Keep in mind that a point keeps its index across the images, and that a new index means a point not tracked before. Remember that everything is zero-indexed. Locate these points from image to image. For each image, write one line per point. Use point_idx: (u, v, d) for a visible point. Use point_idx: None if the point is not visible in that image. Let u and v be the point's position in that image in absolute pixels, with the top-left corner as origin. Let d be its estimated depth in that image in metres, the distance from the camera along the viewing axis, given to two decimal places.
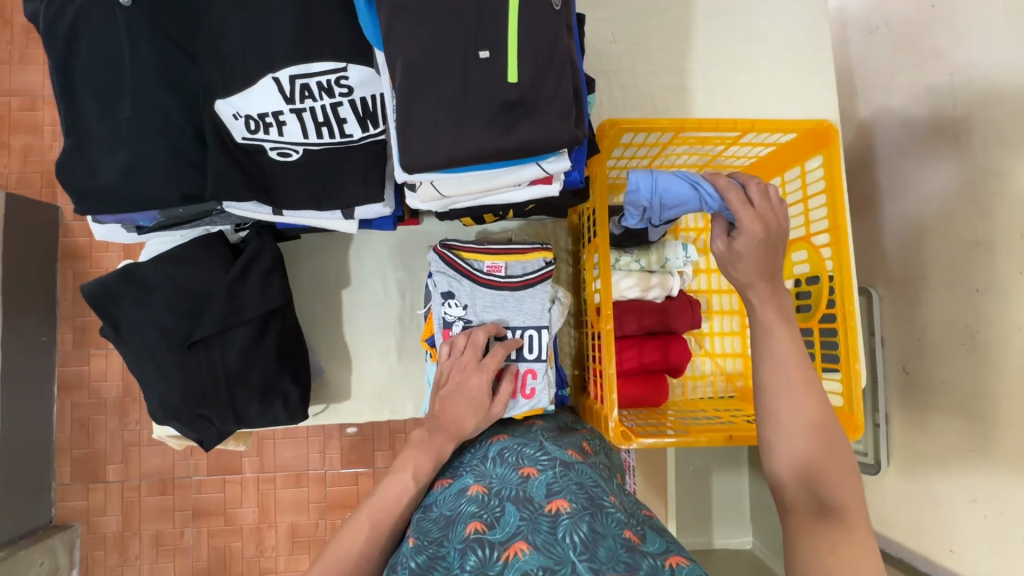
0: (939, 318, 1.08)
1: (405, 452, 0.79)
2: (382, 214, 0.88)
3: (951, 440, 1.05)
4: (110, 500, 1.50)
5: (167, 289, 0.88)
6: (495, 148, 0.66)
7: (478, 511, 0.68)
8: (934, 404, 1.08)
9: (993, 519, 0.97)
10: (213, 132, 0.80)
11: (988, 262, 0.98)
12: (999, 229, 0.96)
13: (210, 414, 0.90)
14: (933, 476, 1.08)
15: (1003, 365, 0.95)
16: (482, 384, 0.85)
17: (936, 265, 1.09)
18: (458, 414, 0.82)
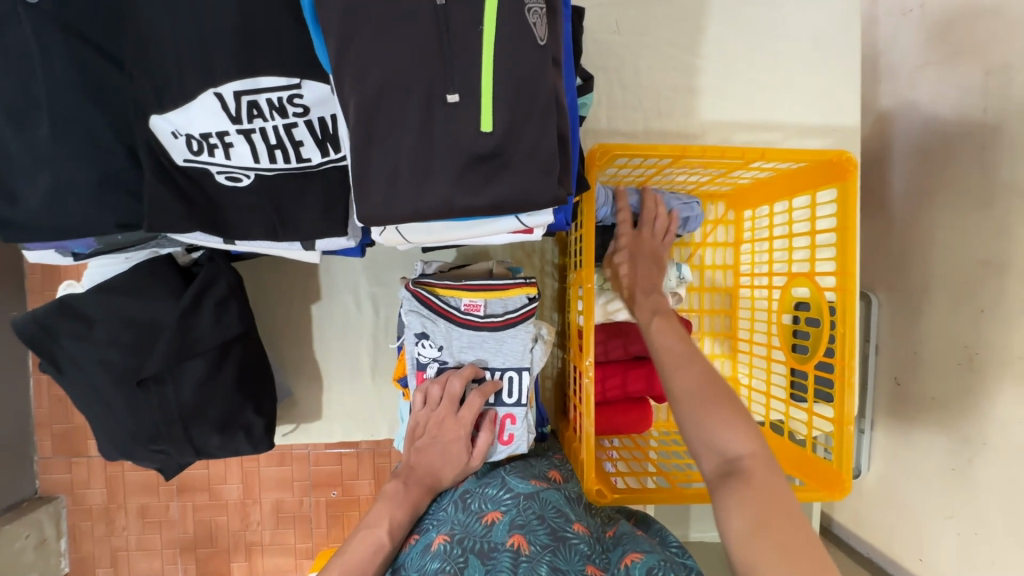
0: (938, 336, 1.01)
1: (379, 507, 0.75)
2: (347, 246, 0.79)
3: (934, 457, 1.02)
4: (93, 474, 1.48)
5: (112, 322, 0.81)
6: (465, 207, 0.57)
7: (443, 566, 0.66)
8: (923, 416, 1.04)
9: (965, 538, 0.97)
10: (148, 155, 0.70)
11: (999, 286, 0.91)
12: (1015, 250, 0.89)
13: (165, 449, 0.85)
14: (911, 486, 1.07)
15: (999, 394, 0.91)
16: (458, 440, 0.82)
17: (943, 280, 1.01)
18: (434, 469, 0.81)
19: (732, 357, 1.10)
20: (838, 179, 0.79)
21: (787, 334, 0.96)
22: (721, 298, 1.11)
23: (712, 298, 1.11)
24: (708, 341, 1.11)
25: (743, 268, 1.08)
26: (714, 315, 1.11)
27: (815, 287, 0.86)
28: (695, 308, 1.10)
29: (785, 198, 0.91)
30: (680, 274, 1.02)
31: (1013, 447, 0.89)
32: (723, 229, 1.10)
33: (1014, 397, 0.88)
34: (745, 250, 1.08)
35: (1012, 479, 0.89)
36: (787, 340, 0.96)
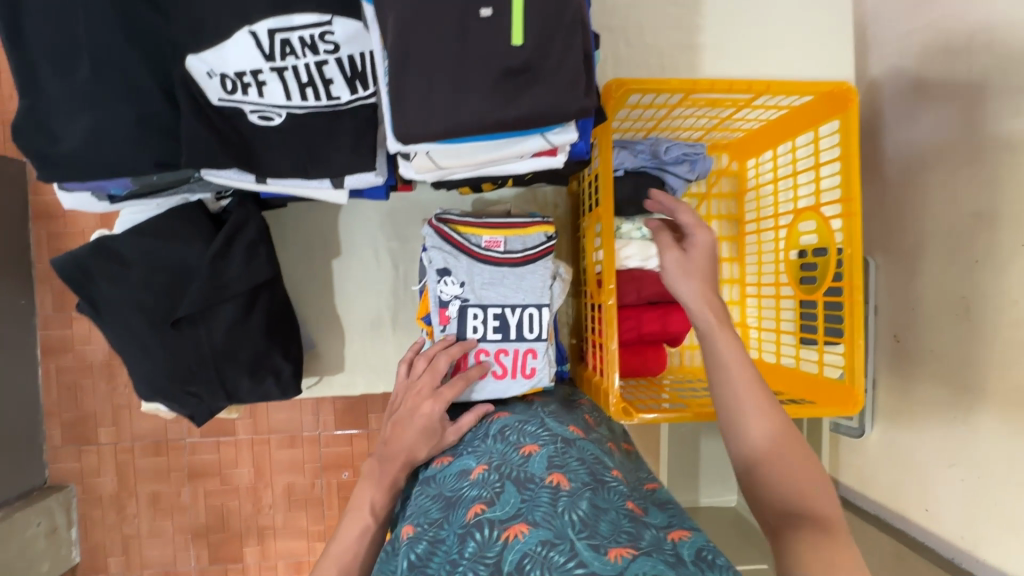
0: (929, 293, 1.01)
1: (360, 489, 0.76)
2: (374, 183, 0.82)
3: (934, 409, 1.00)
4: (104, 462, 1.49)
5: (145, 265, 0.84)
6: (498, 119, 0.60)
7: (480, 492, 0.66)
8: (918, 373, 1.04)
9: (968, 484, 0.94)
10: (184, 93, 0.71)
11: (990, 237, 0.89)
12: (1002, 200, 0.87)
13: (198, 391, 0.88)
14: (911, 442, 1.05)
15: (995, 338, 0.89)
16: (433, 415, 0.79)
17: (934, 236, 1.00)
18: (406, 444, 0.76)
19: (739, 304, 1.12)
20: (841, 110, 0.84)
21: (795, 270, 1.00)
22: (727, 246, 1.14)
23: (720, 247, 1.15)
24: (718, 289, 1.14)
25: (749, 216, 1.12)
26: (723, 263, 1.14)
27: (822, 218, 0.90)
28: None
29: (789, 137, 0.96)
30: None
31: (1014, 394, 0.86)
32: (727, 179, 1.14)
33: (1014, 341, 0.86)
34: (750, 198, 1.12)
35: (1013, 426, 0.87)
36: (794, 275, 1.00)
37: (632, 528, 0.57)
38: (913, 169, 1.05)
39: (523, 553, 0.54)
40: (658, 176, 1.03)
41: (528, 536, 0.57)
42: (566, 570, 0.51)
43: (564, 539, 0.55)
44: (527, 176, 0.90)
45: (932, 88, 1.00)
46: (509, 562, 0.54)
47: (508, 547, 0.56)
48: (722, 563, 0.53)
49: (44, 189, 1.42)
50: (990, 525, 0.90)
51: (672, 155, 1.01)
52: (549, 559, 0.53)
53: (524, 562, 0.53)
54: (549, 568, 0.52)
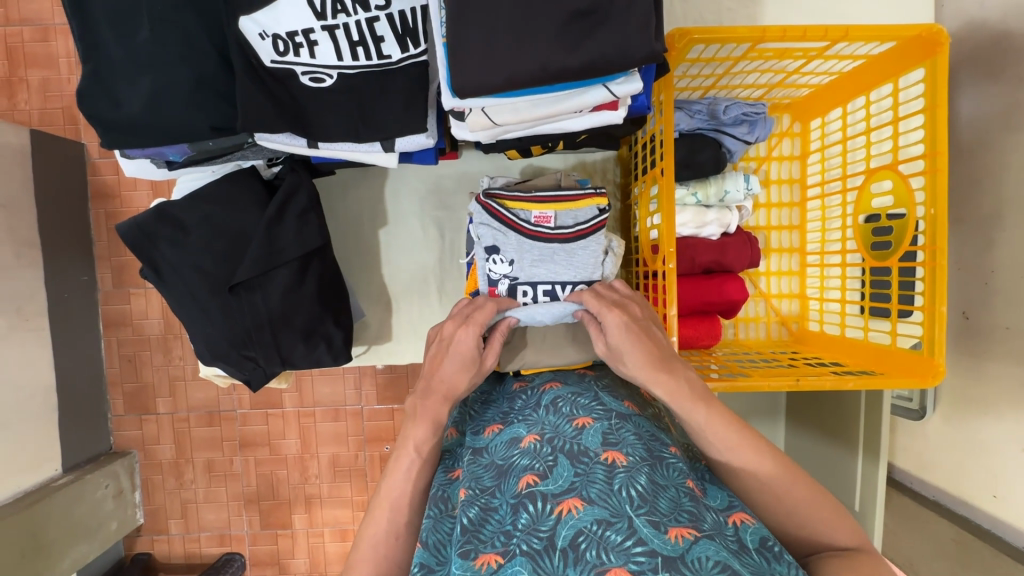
0: (1013, 263, 0.92)
1: (406, 428, 0.73)
2: (425, 145, 0.81)
3: (1010, 389, 0.93)
4: (163, 430, 1.57)
5: (204, 230, 0.86)
6: (560, 66, 0.57)
7: (531, 464, 0.66)
8: (994, 351, 0.95)
9: None
10: (238, 54, 0.71)
11: None
12: None
13: (255, 355, 0.90)
14: (982, 425, 0.98)
15: None
16: (469, 339, 0.77)
17: (1016, 201, 0.91)
18: (446, 379, 0.75)
19: (800, 275, 1.08)
20: (929, 55, 0.76)
21: (864, 234, 0.94)
22: (788, 213, 1.08)
23: (779, 214, 1.09)
24: (776, 258, 1.09)
25: (811, 180, 1.06)
26: (782, 231, 1.08)
27: (901, 176, 0.83)
28: (762, 224, 1.08)
29: (868, 90, 0.89)
30: (746, 184, 1.01)
31: None
32: (788, 142, 1.07)
33: None
34: (813, 161, 1.05)
35: None
36: (864, 241, 0.94)
37: (691, 506, 0.58)
38: (990, 130, 0.95)
39: (577, 530, 0.56)
40: (715, 139, 0.98)
41: (582, 513, 0.57)
42: (624, 550, 0.53)
43: (621, 517, 0.56)
44: (579, 137, 0.86)
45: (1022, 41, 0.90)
46: (563, 538, 0.55)
47: (561, 522, 0.57)
48: (783, 557, 0.55)
49: (101, 167, 1.47)
50: None
51: (732, 115, 0.95)
52: (605, 538, 0.54)
53: (579, 539, 0.55)
54: (606, 548, 0.53)
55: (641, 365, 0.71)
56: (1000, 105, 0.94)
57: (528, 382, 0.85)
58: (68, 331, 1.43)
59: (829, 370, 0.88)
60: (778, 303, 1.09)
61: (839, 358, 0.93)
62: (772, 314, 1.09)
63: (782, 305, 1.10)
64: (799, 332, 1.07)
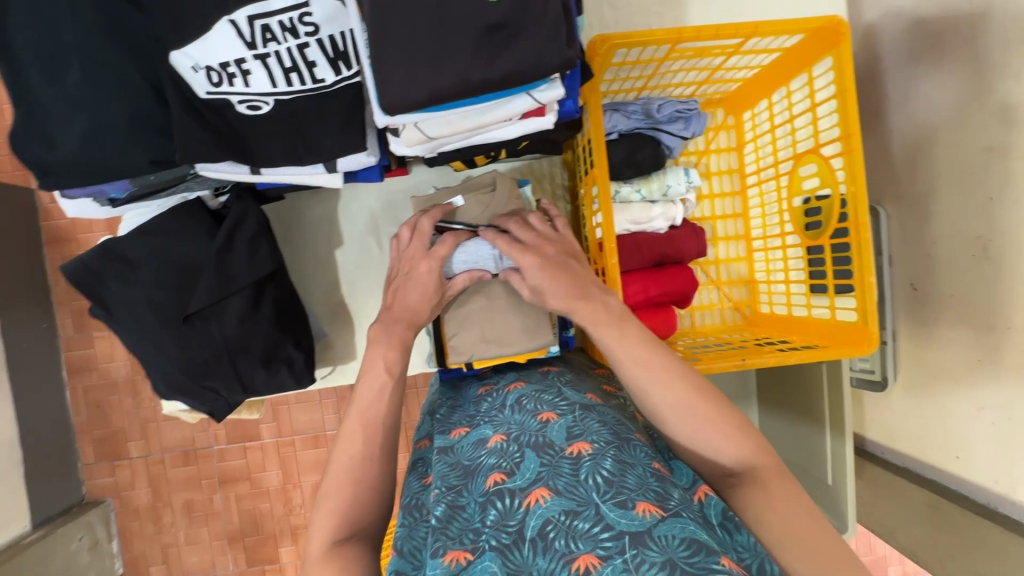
0: (949, 233, 0.97)
1: (370, 354, 0.76)
2: (367, 163, 0.83)
3: (958, 353, 0.97)
4: (137, 475, 1.53)
5: (153, 264, 0.86)
6: (481, 80, 0.60)
7: (498, 462, 0.66)
8: (942, 318, 1.00)
9: (1000, 427, 0.92)
10: (172, 88, 0.73)
11: (1003, 171, 0.87)
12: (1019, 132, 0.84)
13: (215, 385, 0.90)
14: (941, 390, 1.02)
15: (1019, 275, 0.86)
16: (432, 267, 0.82)
17: (947, 175, 0.97)
18: (411, 304, 0.81)
19: (747, 260, 1.12)
20: (834, 45, 0.81)
21: (799, 216, 0.98)
22: (730, 202, 1.13)
23: (722, 204, 1.13)
24: (723, 246, 1.14)
25: (748, 169, 1.11)
26: (727, 220, 1.13)
27: (823, 159, 0.88)
28: (707, 214, 1.12)
29: (785, 82, 0.94)
30: (687, 177, 1.04)
31: None
32: (724, 135, 1.13)
33: None
34: (749, 151, 1.11)
35: None
36: (800, 222, 0.97)
37: (659, 485, 0.61)
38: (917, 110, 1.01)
39: (545, 519, 0.57)
40: (653, 136, 1.01)
41: (550, 502, 0.59)
42: (593, 536, 0.54)
43: (587, 505, 0.58)
44: (520, 145, 0.89)
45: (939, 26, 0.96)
46: (532, 529, 0.57)
47: (529, 514, 0.58)
48: (744, 529, 0.60)
49: (53, 212, 1.44)
50: None
51: (666, 113, 0.98)
52: (572, 526, 0.56)
53: (547, 529, 0.56)
54: (574, 536, 0.55)
55: (558, 296, 0.77)
56: (926, 88, 1.00)
57: (492, 386, 0.88)
58: (29, 382, 1.39)
59: (776, 348, 0.92)
60: (730, 289, 1.13)
61: (787, 336, 0.97)
62: (725, 301, 1.13)
63: (733, 292, 1.13)
64: (751, 315, 1.11)
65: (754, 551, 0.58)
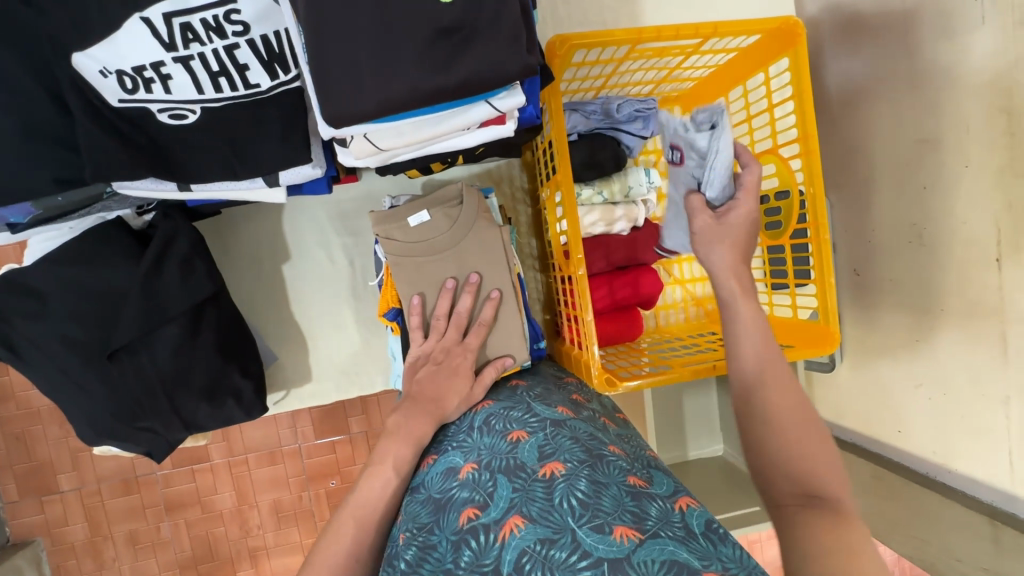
0: (887, 222, 0.96)
1: (381, 446, 0.74)
2: (313, 175, 0.76)
3: (898, 333, 0.97)
4: (71, 510, 1.40)
5: (67, 295, 0.76)
6: (435, 89, 0.55)
7: (470, 495, 0.64)
8: (885, 302, 0.99)
9: (936, 402, 0.92)
10: (74, 95, 0.63)
11: (935, 161, 0.86)
12: (949, 121, 0.83)
13: (152, 426, 0.81)
14: (883, 369, 1.01)
15: (953, 261, 0.86)
16: (465, 361, 0.81)
17: (885, 162, 0.95)
18: (439, 394, 0.78)
19: None
20: (790, 46, 0.81)
21: (759, 216, 0.99)
22: None
23: None
24: None
25: None
26: None
27: (782, 159, 0.89)
28: (668, 214, 1.12)
29: (742, 82, 0.94)
30: (648, 178, 1.03)
31: (977, 309, 0.83)
32: None
33: (968, 259, 0.83)
34: None
35: (977, 347, 0.84)
36: None
37: (635, 504, 0.58)
38: None
39: (521, 552, 0.55)
40: (612, 136, 0.99)
41: (524, 532, 0.57)
42: (571, 566, 0.52)
43: (564, 532, 0.56)
44: (477, 150, 0.85)
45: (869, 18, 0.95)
46: (508, 564, 0.55)
47: (504, 548, 0.56)
48: (729, 540, 0.56)
49: None
50: (971, 444, 0.88)
51: (625, 113, 0.95)
52: (549, 557, 0.54)
53: (523, 561, 0.54)
54: (551, 567, 0.53)
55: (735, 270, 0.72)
56: None
57: None
58: None
59: None
60: (692, 287, 1.14)
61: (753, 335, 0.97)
62: (688, 299, 1.14)
63: (695, 289, 1.14)
64: (713, 312, 1.13)
65: (743, 564, 0.53)
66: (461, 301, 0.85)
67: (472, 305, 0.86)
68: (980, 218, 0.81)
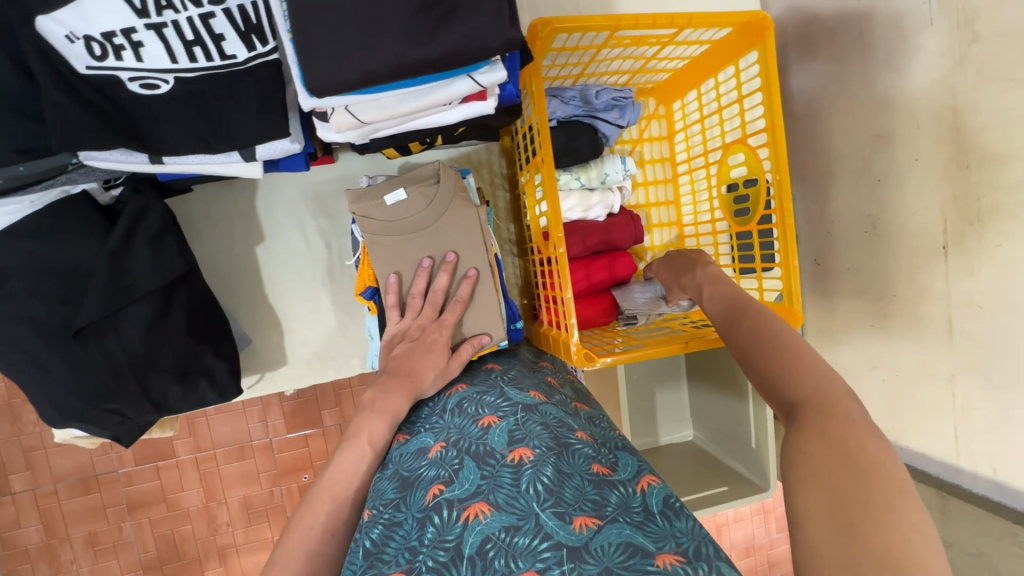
0: (846, 211, 1.01)
1: (359, 419, 0.73)
2: (291, 150, 0.75)
3: (854, 319, 1.03)
4: (24, 511, 1.35)
5: (28, 274, 0.73)
6: (417, 59, 0.55)
7: (438, 473, 0.65)
8: (841, 289, 1.04)
9: (889, 382, 0.98)
10: (39, 61, 0.61)
11: (889, 154, 0.91)
12: (901, 116, 0.88)
13: (120, 408, 0.79)
14: (836, 347, 1.08)
15: (902, 250, 0.91)
16: (441, 337, 0.81)
17: (843, 160, 1.00)
18: (414, 369, 0.77)
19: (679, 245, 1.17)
20: (759, 40, 0.85)
21: (728, 204, 1.03)
22: (663, 190, 1.18)
23: (656, 191, 1.17)
24: (658, 232, 1.18)
25: (679, 158, 1.15)
26: (660, 207, 1.17)
27: (750, 149, 0.93)
28: (642, 202, 1.16)
29: (714, 77, 0.98)
30: (623, 166, 1.06)
31: (925, 291, 0.88)
32: (656, 124, 1.16)
33: (917, 247, 0.89)
34: (679, 141, 1.15)
35: (924, 327, 0.90)
36: (728, 209, 1.03)
37: (597, 493, 0.59)
38: None
39: (485, 536, 0.56)
40: (590, 124, 1.01)
41: (489, 518, 0.57)
42: (532, 551, 0.53)
43: (528, 518, 0.56)
44: (457, 130, 0.85)
45: (827, 22, 0.99)
46: (470, 546, 0.55)
47: (468, 529, 0.57)
48: (684, 513, 0.58)
49: None
50: (917, 417, 0.94)
51: (603, 101, 0.98)
52: (512, 543, 0.54)
53: (486, 546, 0.55)
54: (513, 553, 0.54)
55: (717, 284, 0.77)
56: None
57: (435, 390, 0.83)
58: None
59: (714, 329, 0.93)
60: None
61: None
62: None
63: None
64: None
65: (693, 533, 0.55)
66: (439, 275, 0.86)
67: (448, 283, 0.87)
68: (928, 211, 0.86)
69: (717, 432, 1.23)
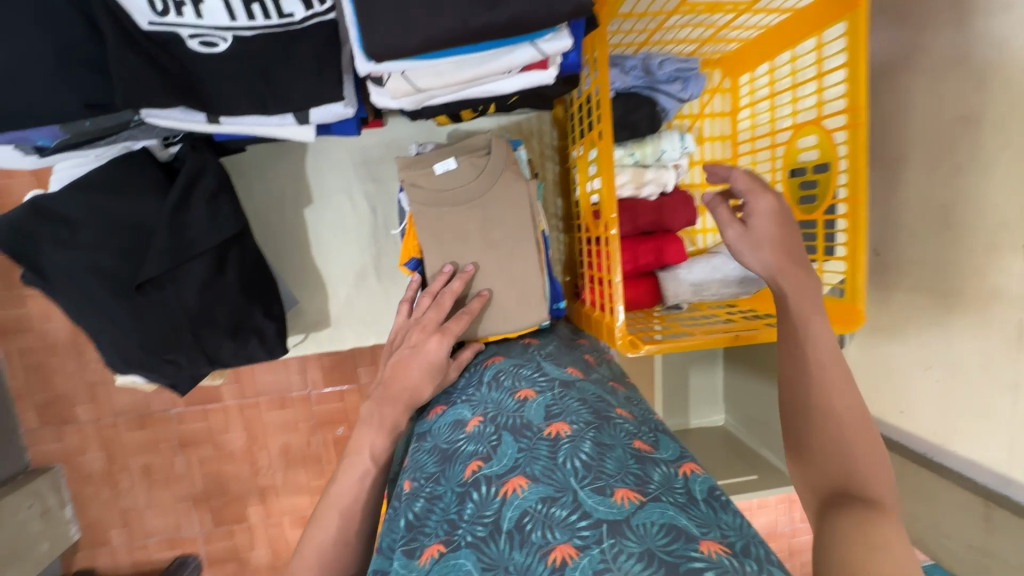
0: (917, 198, 0.92)
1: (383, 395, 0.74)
2: (343, 115, 0.74)
3: (914, 315, 0.94)
4: (88, 440, 1.46)
5: (93, 225, 0.76)
6: (481, 25, 0.53)
7: (476, 448, 0.64)
8: (902, 283, 0.97)
9: (944, 384, 0.91)
10: (104, 15, 0.61)
11: (974, 140, 0.82)
12: (992, 98, 0.79)
13: (177, 359, 0.82)
14: (887, 348, 1.03)
15: (975, 247, 0.83)
16: (440, 348, 0.76)
17: (919, 142, 0.91)
18: (409, 377, 0.73)
19: None
20: (849, 10, 0.77)
21: (793, 188, 0.96)
22: None
23: None
24: (711, 215, 1.12)
25: (741, 136, 1.09)
26: (715, 188, 1.11)
27: (826, 131, 0.86)
28: (697, 182, 1.10)
29: (792, 45, 0.90)
30: (682, 143, 1.00)
31: (999, 293, 0.81)
32: (719, 99, 1.09)
33: (992, 246, 0.81)
34: (743, 117, 1.08)
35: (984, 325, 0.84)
36: (792, 194, 0.97)
37: (639, 468, 0.56)
38: None
39: (523, 511, 0.54)
40: (649, 97, 0.96)
41: (526, 492, 0.55)
42: (570, 525, 0.51)
43: (565, 491, 0.54)
44: (510, 99, 0.82)
45: None
46: (508, 520, 0.54)
47: (505, 504, 0.55)
48: (731, 508, 0.54)
49: None
50: (970, 431, 0.88)
51: (666, 70, 0.93)
52: (550, 515, 0.52)
53: (523, 520, 0.53)
54: (551, 525, 0.51)
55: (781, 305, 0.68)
56: None
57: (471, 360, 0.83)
58: None
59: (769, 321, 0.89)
60: None
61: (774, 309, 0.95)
62: None
63: None
64: None
65: (742, 531, 0.51)
66: (452, 284, 0.83)
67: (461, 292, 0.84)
68: (1014, 203, 0.78)
69: (752, 419, 1.21)
